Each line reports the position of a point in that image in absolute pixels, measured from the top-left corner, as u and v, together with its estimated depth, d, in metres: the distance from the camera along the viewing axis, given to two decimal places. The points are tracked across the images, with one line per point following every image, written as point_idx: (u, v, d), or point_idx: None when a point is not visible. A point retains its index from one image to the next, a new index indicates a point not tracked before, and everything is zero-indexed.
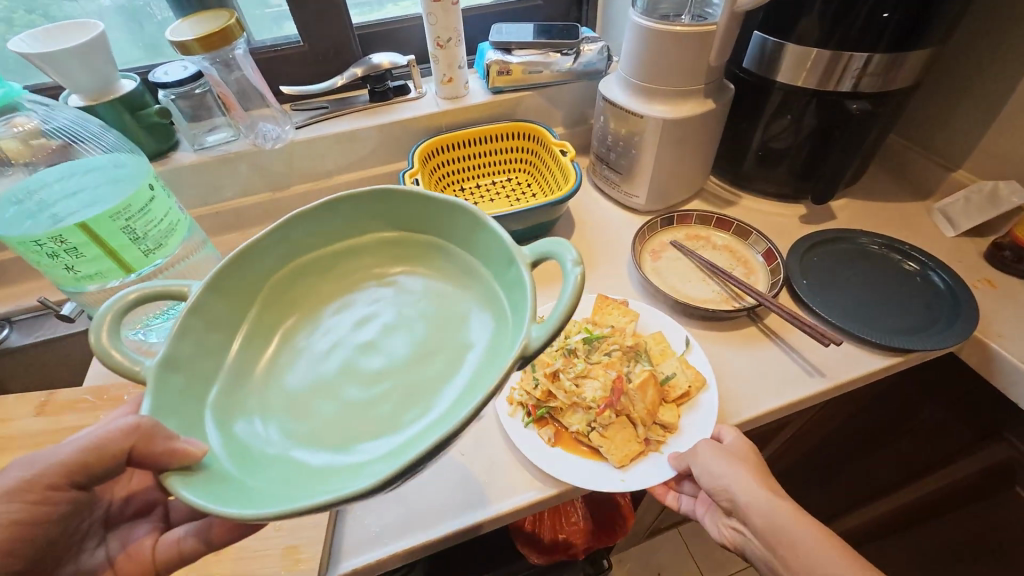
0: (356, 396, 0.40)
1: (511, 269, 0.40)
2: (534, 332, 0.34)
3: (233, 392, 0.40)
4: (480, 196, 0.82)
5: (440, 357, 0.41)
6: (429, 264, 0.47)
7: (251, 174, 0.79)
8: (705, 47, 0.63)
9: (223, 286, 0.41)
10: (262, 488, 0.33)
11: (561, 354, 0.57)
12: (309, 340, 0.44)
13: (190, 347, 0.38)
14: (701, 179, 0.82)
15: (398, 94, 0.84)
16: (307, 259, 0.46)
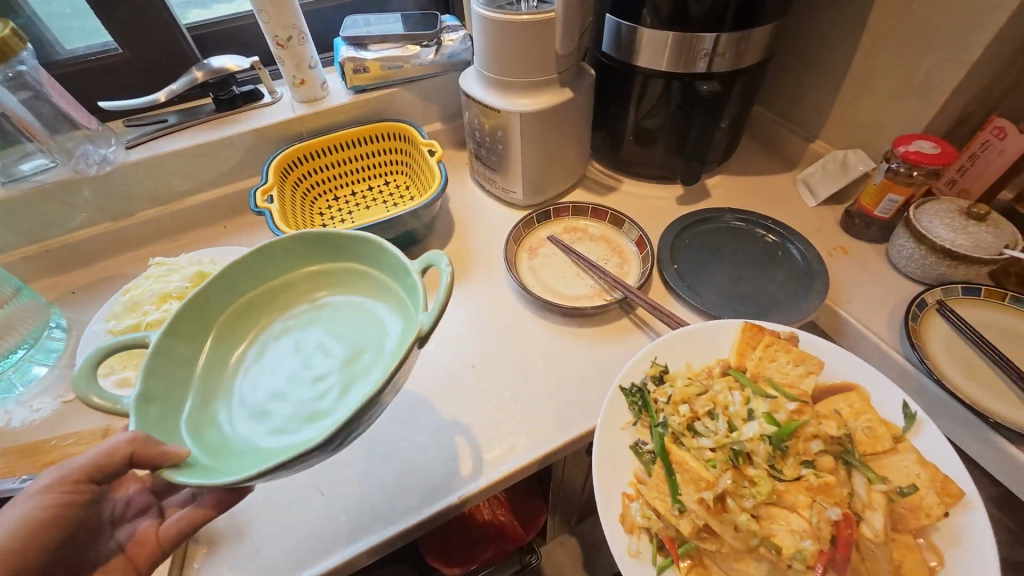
0: (309, 395, 0.44)
1: (408, 278, 0.46)
2: (425, 318, 0.40)
3: (204, 409, 0.42)
4: (353, 205, 0.77)
5: (376, 351, 0.46)
6: (345, 284, 0.51)
7: (81, 205, 0.69)
8: (550, 37, 0.61)
9: (181, 329, 0.44)
10: (239, 469, 0.36)
11: (816, 463, 0.44)
12: (257, 362, 0.47)
13: (161, 380, 0.41)
14: (580, 168, 0.81)
15: (249, 101, 0.77)
16: (249, 297, 0.48)
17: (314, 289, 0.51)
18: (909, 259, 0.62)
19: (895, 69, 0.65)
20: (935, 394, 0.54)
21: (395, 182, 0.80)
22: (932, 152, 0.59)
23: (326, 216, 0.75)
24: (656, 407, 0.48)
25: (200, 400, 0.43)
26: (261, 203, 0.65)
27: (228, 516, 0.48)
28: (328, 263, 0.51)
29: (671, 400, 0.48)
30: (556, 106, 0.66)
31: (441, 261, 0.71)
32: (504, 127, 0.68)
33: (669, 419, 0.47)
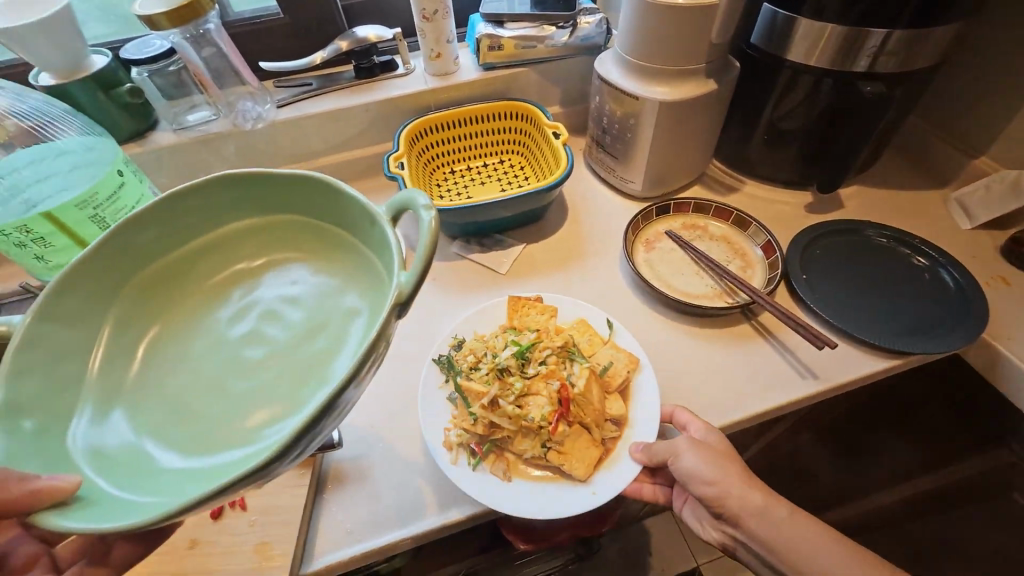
0: (248, 379, 0.37)
1: (375, 230, 0.39)
2: (404, 278, 0.33)
3: (106, 417, 0.35)
4: (470, 180, 0.79)
5: (332, 328, 0.38)
6: (304, 249, 0.43)
7: (232, 155, 0.76)
8: (706, 23, 0.58)
9: (60, 309, 0.36)
10: (160, 494, 0.30)
11: (493, 377, 0.51)
12: (185, 347, 0.39)
13: (35, 385, 0.33)
14: (703, 164, 0.78)
15: (385, 71, 0.80)
16: (161, 265, 0.41)
17: (237, 255, 0.43)
18: None
19: None
20: None
21: (512, 162, 0.81)
22: None
23: (444, 188, 0.77)
24: (457, 365, 0.53)
25: (96, 401, 0.35)
26: (394, 168, 0.68)
27: (356, 455, 0.52)
28: (269, 218, 0.43)
29: (470, 360, 0.53)
30: (697, 96, 0.63)
31: (553, 243, 0.72)
32: (637, 114, 0.66)
33: (460, 363, 0.53)
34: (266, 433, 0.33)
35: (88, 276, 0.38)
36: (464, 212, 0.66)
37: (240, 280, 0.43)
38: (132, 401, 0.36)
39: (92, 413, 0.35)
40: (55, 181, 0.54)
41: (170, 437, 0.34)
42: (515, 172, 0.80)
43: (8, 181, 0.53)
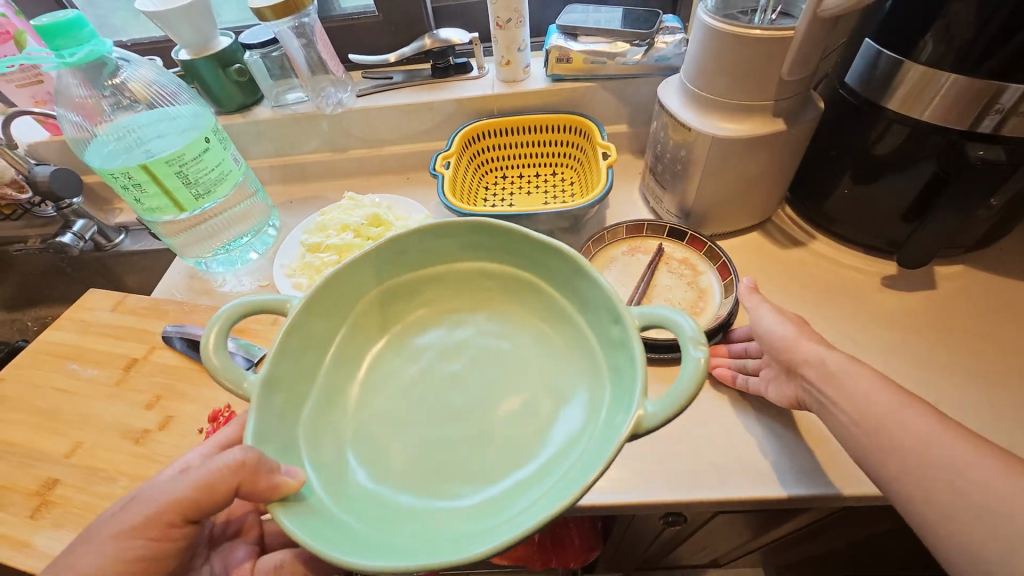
0: (451, 432, 0.43)
1: (614, 328, 0.41)
2: (649, 409, 0.34)
3: (325, 415, 0.43)
4: (518, 188, 0.81)
5: (534, 413, 0.43)
6: (516, 307, 0.49)
7: (314, 134, 0.85)
8: (780, 56, 0.52)
9: (324, 306, 0.44)
10: (363, 523, 0.36)
11: None
12: (398, 366, 0.48)
13: (293, 366, 0.42)
14: (767, 212, 0.70)
15: (459, 72, 0.84)
16: (399, 280, 0.49)
17: (456, 292, 0.51)
18: None
19: None
20: None
21: (562, 176, 0.80)
22: None
23: (491, 191, 0.81)
24: None
25: (327, 398, 0.44)
26: (439, 167, 0.72)
27: None
28: (506, 268, 0.49)
29: None
30: (762, 135, 0.57)
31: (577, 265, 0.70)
32: (690, 147, 0.62)
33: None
34: (456, 499, 0.39)
35: (349, 280, 0.46)
36: (496, 220, 0.67)
37: (451, 316, 0.50)
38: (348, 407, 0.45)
39: (321, 408, 0.43)
40: (168, 138, 0.66)
41: (374, 461, 0.42)
42: (562, 186, 0.79)
43: (136, 134, 0.67)
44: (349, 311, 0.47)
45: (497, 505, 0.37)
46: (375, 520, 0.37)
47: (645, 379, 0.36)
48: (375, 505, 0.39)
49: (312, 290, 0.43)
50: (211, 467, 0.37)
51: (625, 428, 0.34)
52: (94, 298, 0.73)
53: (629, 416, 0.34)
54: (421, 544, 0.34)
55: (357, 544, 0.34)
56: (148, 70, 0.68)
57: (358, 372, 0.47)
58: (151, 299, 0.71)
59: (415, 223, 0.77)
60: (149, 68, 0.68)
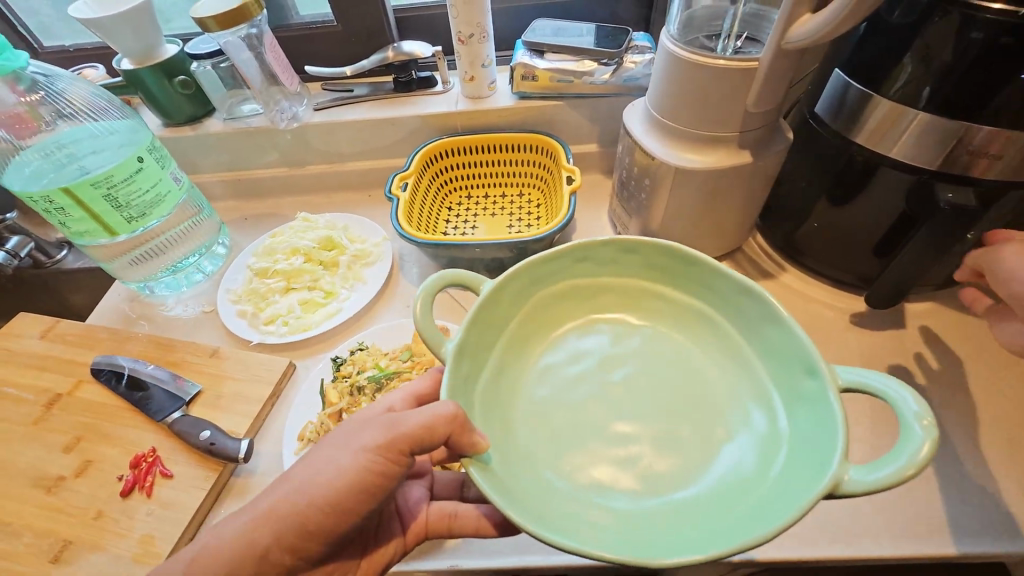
0: (604, 430, 0.44)
1: (806, 382, 0.40)
2: (851, 475, 0.33)
3: (496, 391, 0.44)
4: (482, 209, 0.78)
5: (678, 434, 0.43)
6: (688, 333, 0.49)
7: (269, 148, 0.81)
8: (743, 87, 0.49)
9: (514, 287, 0.46)
10: (535, 498, 0.37)
11: (349, 391, 0.54)
12: (553, 359, 0.48)
13: (481, 339, 0.43)
14: (734, 243, 0.67)
15: (423, 86, 0.80)
16: (574, 284, 0.50)
17: (619, 302, 0.51)
18: None
19: None
20: None
21: (527, 197, 0.77)
22: None
23: (453, 212, 0.77)
24: (344, 371, 0.56)
25: (497, 375, 0.45)
26: (395, 188, 0.68)
27: (263, 466, 0.52)
28: (682, 296, 0.49)
29: (356, 370, 0.56)
30: (729, 167, 0.54)
31: None
32: (654, 176, 0.59)
33: (343, 367, 0.56)
34: (611, 500, 0.39)
35: (538, 275, 0.48)
36: (453, 248, 0.64)
37: (607, 322, 0.51)
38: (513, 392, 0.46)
39: (493, 385, 0.44)
40: (101, 156, 0.61)
41: (536, 441, 0.43)
42: (526, 208, 0.76)
43: (67, 150, 0.62)
44: (525, 300, 0.48)
45: (653, 518, 0.38)
46: (544, 500, 0.37)
47: (846, 438, 0.34)
48: (540, 483, 0.39)
49: (513, 270, 0.45)
50: (405, 428, 0.37)
51: (823, 485, 0.33)
52: (21, 323, 0.68)
53: (830, 470, 0.33)
54: (596, 535, 0.35)
55: (542, 516, 0.35)
56: (82, 86, 0.64)
57: (526, 362, 0.48)
58: (86, 326, 0.67)
59: (371, 247, 0.73)
60: (81, 83, 0.64)
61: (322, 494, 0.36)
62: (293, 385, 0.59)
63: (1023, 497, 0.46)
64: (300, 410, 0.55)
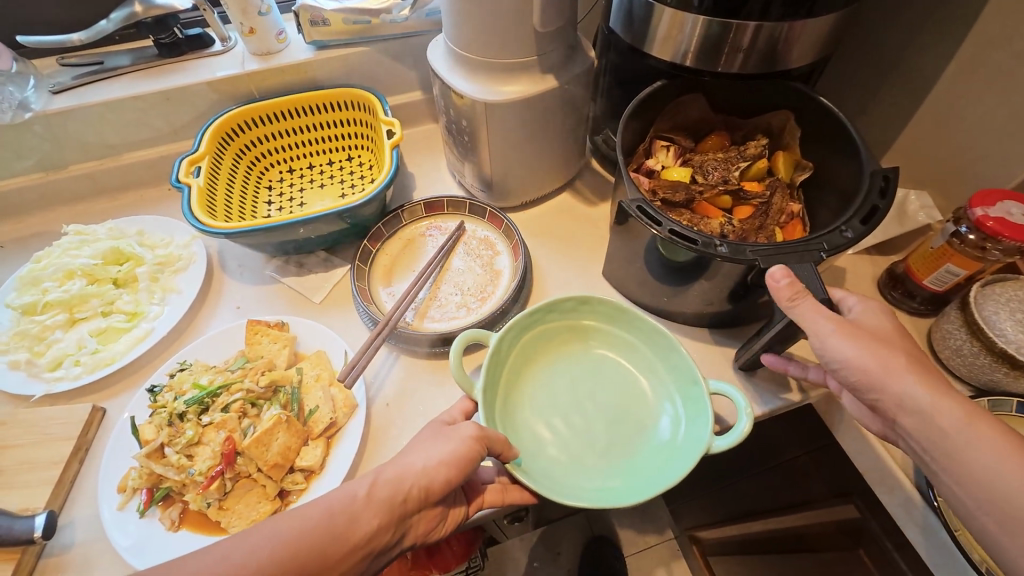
0: (576, 426, 0.45)
1: (691, 389, 0.43)
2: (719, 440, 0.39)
3: (507, 410, 0.45)
4: (309, 182, 0.69)
5: (629, 423, 0.45)
6: (636, 352, 0.48)
7: (5, 151, 0.63)
8: (527, 6, 0.47)
9: (517, 325, 0.46)
10: (541, 482, 0.39)
11: (169, 422, 0.46)
12: (545, 378, 0.48)
13: (491, 369, 0.44)
14: (571, 170, 0.67)
15: (195, 47, 0.67)
16: (566, 319, 0.49)
17: (593, 326, 0.50)
18: (954, 352, 0.48)
19: (992, 103, 0.48)
20: (943, 541, 0.42)
21: (354, 159, 0.70)
22: (1022, 223, 0.43)
23: (273, 193, 0.68)
24: (161, 399, 0.48)
25: (505, 398, 0.45)
26: (184, 177, 0.57)
27: (79, 537, 0.44)
28: (626, 325, 0.48)
29: (177, 392, 0.48)
30: (539, 94, 0.52)
31: (377, 258, 0.60)
32: (470, 117, 0.55)
33: (159, 397, 0.48)
34: (594, 477, 0.41)
35: (532, 314, 0.47)
36: (267, 232, 0.55)
37: (587, 346, 0.49)
38: (519, 410, 0.45)
39: (504, 405, 0.45)
40: None
41: (535, 438, 0.44)
42: (355, 171, 0.69)
43: None
44: (523, 333, 0.47)
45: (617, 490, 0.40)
46: (547, 480, 0.40)
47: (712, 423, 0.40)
48: (544, 469, 0.41)
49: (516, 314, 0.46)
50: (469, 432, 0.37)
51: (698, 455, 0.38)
52: None
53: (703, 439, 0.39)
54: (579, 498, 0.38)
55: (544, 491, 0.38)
56: None
57: (528, 384, 0.47)
58: None
59: (177, 250, 0.62)
60: None
61: (453, 452, 0.35)
62: (107, 431, 0.50)
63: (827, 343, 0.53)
64: (109, 460, 0.45)
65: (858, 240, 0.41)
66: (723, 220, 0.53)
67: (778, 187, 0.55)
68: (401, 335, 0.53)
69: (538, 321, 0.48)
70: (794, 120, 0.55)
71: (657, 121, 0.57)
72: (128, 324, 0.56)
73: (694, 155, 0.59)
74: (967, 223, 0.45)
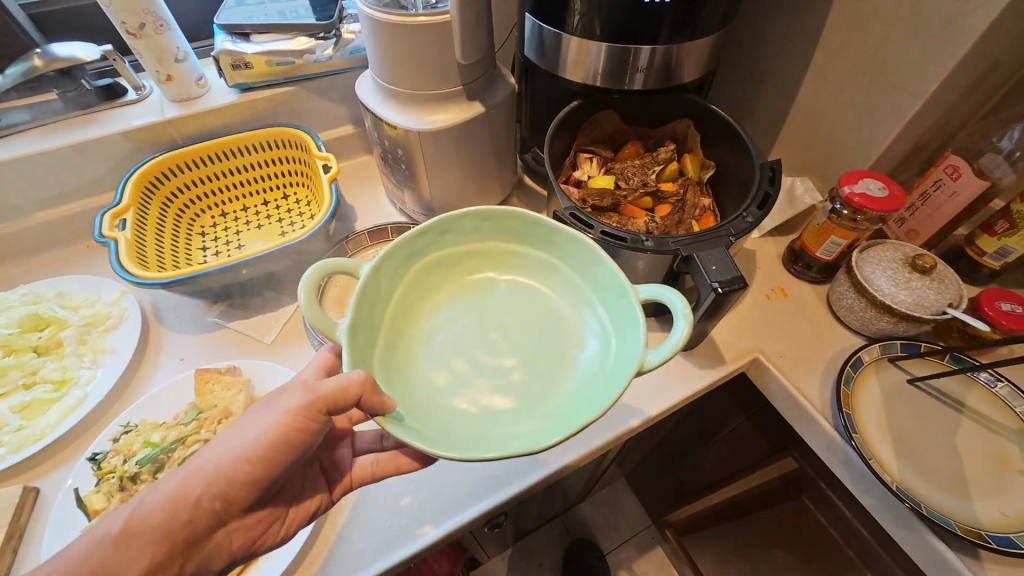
0: (480, 368, 0.43)
1: (621, 298, 0.42)
2: (651, 356, 0.37)
3: (392, 361, 0.42)
4: (244, 223, 0.68)
5: (537, 360, 0.44)
6: (534, 278, 0.48)
7: None
8: (448, 41, 0.50)
9: (393, 260, 0.43)
10: (437, 432, 0.37)
11: (119, 488, 0.43)
12: (436, 320, 0.46)
13: (368, 312, 0.41)
14: (506, 187, 0.71)
15: (107, 97, 0.65)
16: (451, 251, 0.47)
17: (484, 256, 0.48)
18: (848, 310, 0.56)
19: (844, 101, 0.58)
20: (863, 472, 0.48)
21: (290, 198, 0.70)
22: (880, 196, 0.52)
23: (207, 239, 0.66)
24: (107, 466, 0.45)
25: (389, 348, 0.42)
26: (109, 230, 0.54)
27: None
28: (519, 249, 0.48)
29: (125, 455, 0.45)
30: (467, 120, 0.56)
31: (327, 290, 0.60)
32: (404, 146, 0.58)
33: (104, 463, 0.45)
34: (497, 419, 0.40)
35: (413, 246, 0.44)
36: (207, 277, 0.53)
37: (479, 280, 0.48)
38: (408, 362, 0.43)
39: (391, 356, 0.42)
40: None
41: (429, 386, 0.41)
42: (292, 208, 0.69)
43: None
44: (405, 272, 0.45)
45: (522, 427, 0.39)
46: (444, 429, 0.37)
47: (645, 329, 0.39)
48: (441, 419, 0.39)
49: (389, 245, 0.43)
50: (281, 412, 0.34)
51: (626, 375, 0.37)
52: None
53: (634, 357, 0.38)
54: (481, 443, 0.36)
55: (440, 439, 0.35)
56: None
57: (417, 330, 0.45)
58: None
59: (106, 308, 0.58)
60: None
61: (255, 444, 0.33)
62: (43, 513, 0.46)
63: (748, 316, 0.60)
64: (51, 540, 0.42)
65: (757, 223, 0.47)
66: (647, 219, 0.59)
67: (689, 186, 0.62)
68: None
69: (419, 255, 0.46)
70: (694, 126, 0.62)
71: (579, 136, 0.64)
72: (57, 393, 0.52)
73: (614, 164, 0.65)
74: (840, 201, 0.54)
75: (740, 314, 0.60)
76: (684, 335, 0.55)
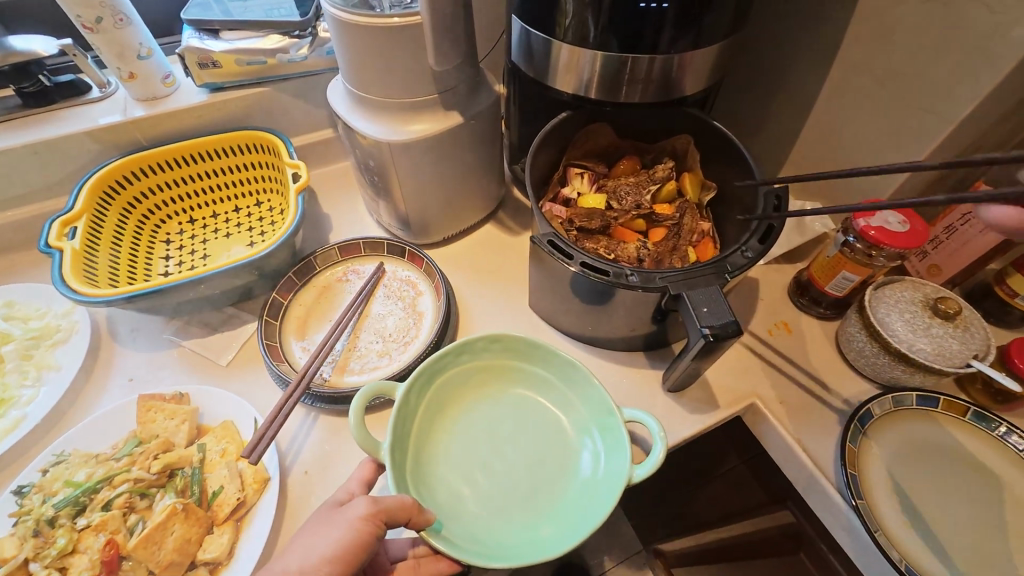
0: (497, 474, 0.43)
1: (608, 416, 0.43)
2: (637, 472, 0.39)
3: (419, 470, 0.42)
4: (211, 232, 0.64)
5: (550, 461, 0.44)
6: (542, 388, 0.47)
7: None
8: (420, 45, 0.46)
9: (422, 374, 0.44)
10: (464, 543, 0.38)
11: (36, 532, 0.40)
12: (458, 426, 0.45)
13: (400, 429, 0.42)
14: (491, 202, 0.67)
15: (68, 95, 0.61)
16: (473, 361, 0.47)
17: (501, 365, 0.48)
18: (858, 354, 0.51)
19: (862, 121, 0.52)
20: (867, 543, 0.43)
21: (261, 205, 0.66)
22: (899, 230, 0.46)
23: (170, 247, 0.62)
24: (29, 503, 0.41)
25: (416, 457, 0.42)
26: (55, 240, 0.51)
27: None
28: (529, 364, 0.47)
29: (49, 492, 0.42)
30: (444, 131, 0.51)
31: (290, 309, 0.56)
32: (376, 157, 0.53)
33: (25, 500, 0.42)
34: (518, 523, 0.40)
35: (439, 362, 0.45)
36: (157, 294, 0.49)
37: (497, 386, 0.48)
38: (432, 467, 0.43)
39: (417, 466, 0.42)
40: None
41: (453, 492, 0.41)
42: (262, 217, 0.65)
43: None
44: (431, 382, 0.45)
45: (540, 533, 0.39)
46: (471, 540, 0.38)
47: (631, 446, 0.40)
48: (466, 526, 0.39)
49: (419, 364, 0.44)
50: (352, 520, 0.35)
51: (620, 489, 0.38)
52: None
53: (623, 471, 0.39)
54: (505, 553, 0.37)
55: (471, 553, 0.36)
56: None
57: (439, 434, 0.45)
58: None
59: (55, 322, 0.55)
60: None
61: (337, 545, 0.34)
62: None
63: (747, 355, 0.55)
64: None
65: (757, 259, 0.42)
66: (639, 244, 0.54)
67: (687, 208, 0.57)
68: (317, 394, 0.49)
69: (444, 367, 0.46)
70: (694, 143, 0.57)
71: (570, 149, 0.59)
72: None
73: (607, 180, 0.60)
74: (853, 233, 0.48)
75: (739, 352, 0.55)
76: (674, 375, 0.50)
